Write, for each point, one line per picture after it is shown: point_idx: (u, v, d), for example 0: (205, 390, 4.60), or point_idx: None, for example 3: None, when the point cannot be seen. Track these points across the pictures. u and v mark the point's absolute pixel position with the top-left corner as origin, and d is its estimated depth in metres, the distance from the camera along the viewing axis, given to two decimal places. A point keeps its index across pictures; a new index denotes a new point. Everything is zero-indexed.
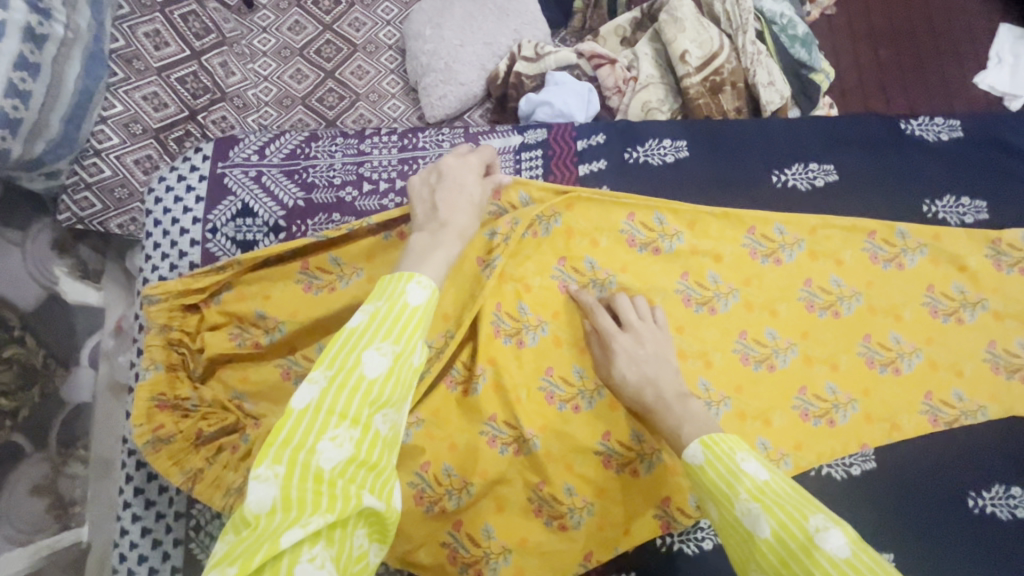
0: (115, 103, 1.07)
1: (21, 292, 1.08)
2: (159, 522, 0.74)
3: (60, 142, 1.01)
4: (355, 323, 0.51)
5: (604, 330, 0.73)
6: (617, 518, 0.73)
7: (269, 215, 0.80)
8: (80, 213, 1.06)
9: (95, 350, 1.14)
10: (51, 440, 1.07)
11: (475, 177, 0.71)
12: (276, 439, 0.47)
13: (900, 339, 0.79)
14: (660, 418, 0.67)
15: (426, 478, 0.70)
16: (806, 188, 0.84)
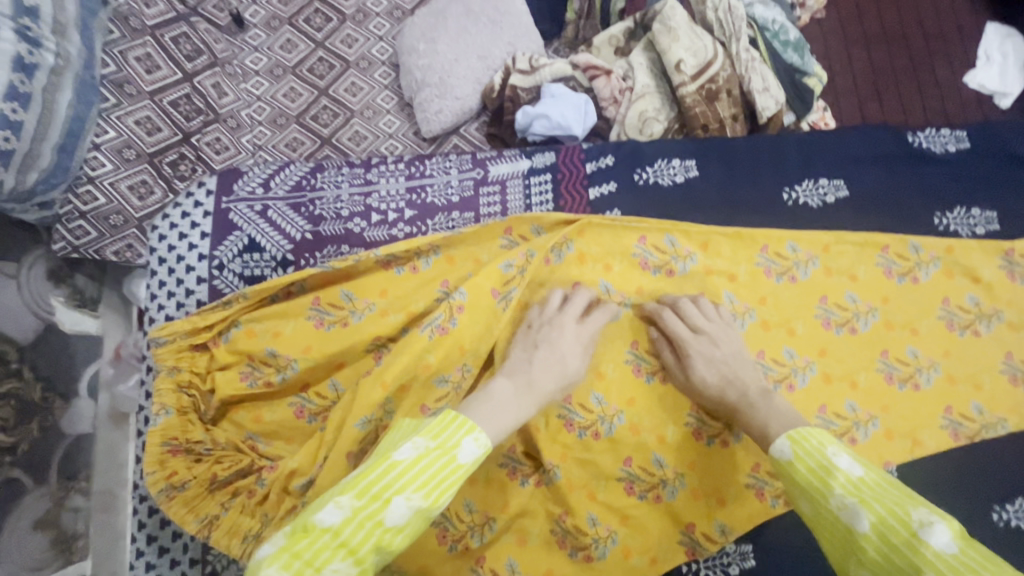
0: (107, 129, 1.06)
1: (19, 325, 1.04)
2: (173, 569, 0.72)
3: (53, 172, 0.99)
4: (400, 458, 0.49)
5: (675, 336, 0.73)
6: (642, 547, 0.72)
7: (277, 250, 0.79)
8: (75, 241, 1.04)
9: (95, 380, 1.15)
10: (51, 474, 1.05)
11: (581, 352, 0.70)
12: (289, 548, 0.45)
13: (918, 353, 0.78)
14: (746, 418, 0.67)
15: (448, 516, 0.69)
16: (818, 206, 0.83)
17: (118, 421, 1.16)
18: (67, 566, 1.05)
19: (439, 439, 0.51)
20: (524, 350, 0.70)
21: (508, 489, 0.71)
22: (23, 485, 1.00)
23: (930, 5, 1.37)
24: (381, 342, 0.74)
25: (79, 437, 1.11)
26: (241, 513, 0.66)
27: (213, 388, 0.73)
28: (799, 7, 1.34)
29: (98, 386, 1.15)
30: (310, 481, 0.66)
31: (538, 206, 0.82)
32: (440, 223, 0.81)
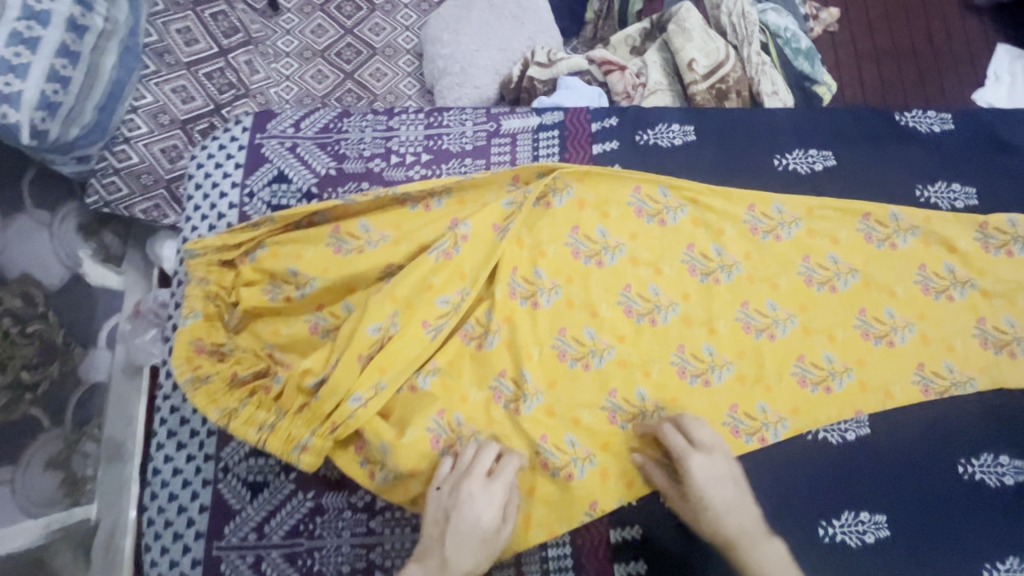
0: (146, 94, 1.16)
1: (48, 271, 1.12)
2: (188, 463, 0.77)
3: (94, 129, 1.07)
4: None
5: (679, 449, 0.73)
6: (620, 470, 0.78)
7: (303, 182, 0.86)
8: (108, 196, 1.13)
9: (112, 333, 1.26)
10: (66, 416, 1.13)
11: (489, 504, 0.67)
12: None
13: (894, 314, 0.83)
14: (747, 556, 0.67)
15: (441, 424, 0.75)
16: (806, 172, 0.89)
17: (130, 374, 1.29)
18: (74, 507, 1.13)
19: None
20: (434, 524, 0.67)
21: (492, 410, 0.78)
22: (39, 424, 1.06)
23: (942, 25, 1.42)
24: (392, 269, 0.81)
25: (93, 385, 1.20)
26: (257, 408, 0.73)
27: (236, 301, 0.80)
28: (812, 19, 1.41)
29: (114, 338, 1.26)
30: (323, 380, 0.74)
31: (544, 157, 0.88)
32: (453, 167, 0.87)
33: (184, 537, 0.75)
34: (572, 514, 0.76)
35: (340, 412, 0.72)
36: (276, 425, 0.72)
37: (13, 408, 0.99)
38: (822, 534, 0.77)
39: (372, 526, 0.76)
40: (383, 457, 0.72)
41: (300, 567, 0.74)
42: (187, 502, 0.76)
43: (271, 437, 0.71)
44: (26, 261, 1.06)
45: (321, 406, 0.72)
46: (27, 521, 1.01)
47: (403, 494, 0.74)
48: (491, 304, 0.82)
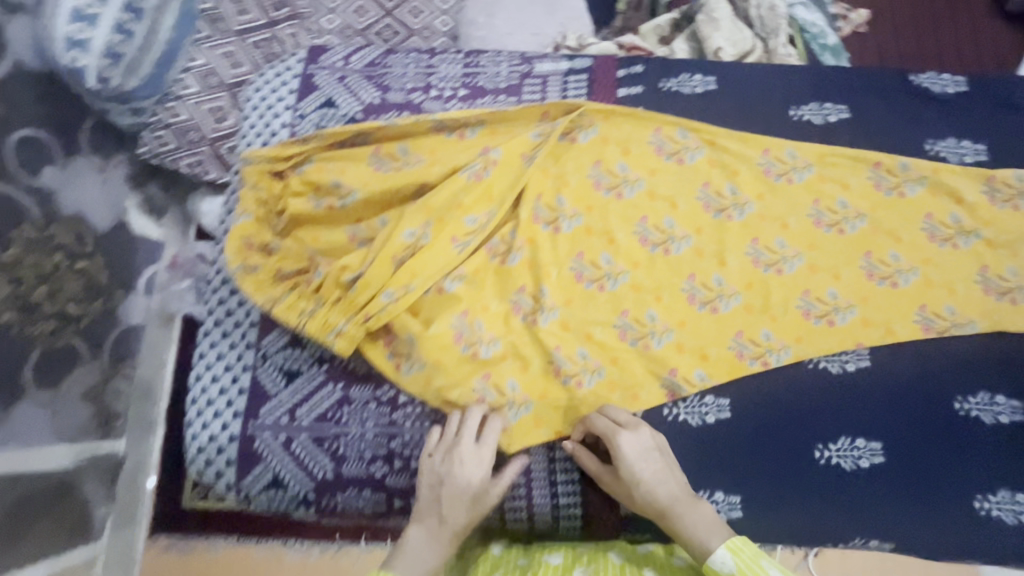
0: (198, 56, 1.26)
1: (97, 211, 1.22)
2: (231, 350, 0.84)
3: (149, 82, 1.19)
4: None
5: (606, 431, 0.77)
6: (628, 383, 0.83)
7: (349, 108, 0.93)
8: (157, 148, 1.26)
9: (150, 280, 1.37)
10: (103, 351, 1.25)
11: (481, 465, 0.75)
12: None
13: (898, 257, 0.87)
14: (680, 520, 0.72)
15: (464, 324, 0.81)
16: (820, 123, 0.93)
17: (164, 322, 1.41)
18: (102, 440, 1.28)
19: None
20: (429, 488, 0.75)
21: (511, 320, 0.84)
22: (79, 353, 1.19)
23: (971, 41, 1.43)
24: (426, 188, 0.88)
25: (130, 327, 1.33)
26: (298, 297, 0.82)
27: (280, 209, 0.87)
28: (842, 19, 1.43)
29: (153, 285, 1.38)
30: (358, 277, 0.81)
31: (573, 97, 0.94)
32: (488, 102, 0.94)
33: (223, 415, 0.82)
34: (579, 418, 0.81)
35: (373, 304, 0.79)
36: (315, 311, 0.80)
37: (59, 335, 1.13)
38: (818, 456, 0.81)
39: (394, 417, 0.82)
40: (409, 348, 0.80)
41: (327, 448, 0.80)
42: (227, 385, 0.83)
43: (310, 321, 0.80)
44: (77, 201, 1.18)
45: (356, 297, 0.79)
46: (59, 444, 1.16)
47: (424, 384, 0.80)
48: (515, 225, 0.88)
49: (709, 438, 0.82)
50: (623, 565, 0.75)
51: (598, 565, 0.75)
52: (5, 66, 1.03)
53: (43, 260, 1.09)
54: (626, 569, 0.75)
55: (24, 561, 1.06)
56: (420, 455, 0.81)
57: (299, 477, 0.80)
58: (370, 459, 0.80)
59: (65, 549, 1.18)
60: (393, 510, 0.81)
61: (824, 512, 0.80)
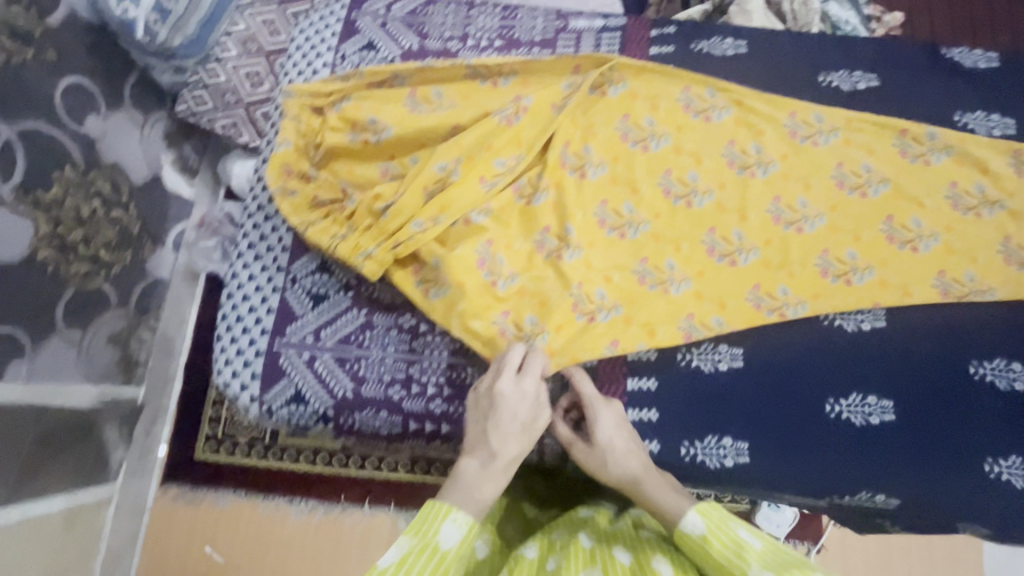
0: (240, 22, 1.35)
1: (135, 166, 1.27)
2: (262, 272, 0.87)
3: (194, 42, 1.26)
4: (447, 547, 0.62)
5: (587, 398, 0.79)
6: (643, 325, 0.84)
7: (388, 53, 0.96)
8: (195, 107, 1.33)
9: (179, 237, 1.41)
10: (130, 300, 1.28)
11: (527, 396, 0.74)
12: None
13: (920, 223, 0.88)
14: (651, 487, 0.73)
15: (488, 253, 0.84)
16: (848, 90, 0.94)
17: (189, 280, 1.45)
18: (125, 385, 1.31)
19: (422, 537, 0.62)
20: (475, 422, 0.74)
21: (534, 260, 0.86)
22: (107, 299, 1.21)
23: None
24: (458, 129, 0.90)
25: (157, 280, 1.37)
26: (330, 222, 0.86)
27: (316, 141, 0.91)
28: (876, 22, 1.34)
29: (181, 243, 1.42)
30: (390, 204, 0.84)
31: (605, 51, 0.96)
32: (523, 53, 0.96)
33: (251, 332, 0.85)
34: (592, 353, 0.82)
35: (402, 232, 0.82)
36: (347, 235, 0.83)
37: (90, 279, 1.16)
38: (828, 410, 0.82)
39: (414, 345, 0.84)
40: (435, 276, 0.83)
41: (348, 369, 0.83)
42: (257, 304, 0.86)
43: (342, 244, 0.83)
44: (116, 152, 1.21)
45: (388, 223, 0.83)
46: (87, 386, 1.19)
47: (446, 310, 0.82)
48: (542, 169, 0.90)
49: (723, 386, 0.83)
50: (594, 548, 0.70)
51: (569, 549, 0.70)
52: (61, 13, 1.08)
53: (80, 204, 1.12)
54: (597, 552, 0.69)
55: (37, 494, 1.09)
56: (437, 381, 0.83)
57: (319, 395, 0.82)
58: (389, 382, 0.83)
59: (85, 484, 1.22)
60: (409, 433, 0.83)
61: (833, 467, 0.80)
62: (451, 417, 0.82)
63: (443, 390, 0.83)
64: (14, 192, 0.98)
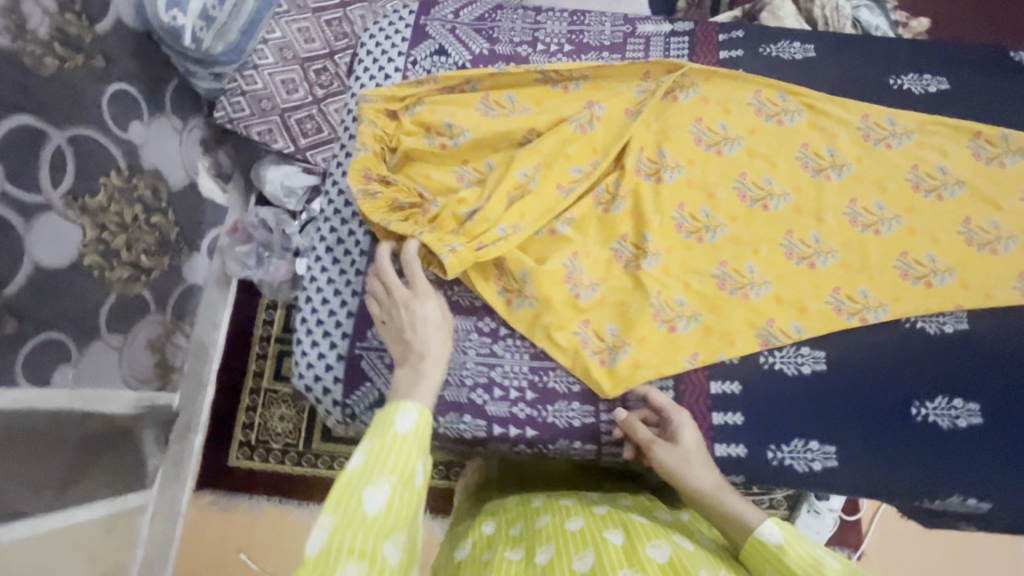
0: (276, 29, 1.38)
1: (173, 172, 1.27)
2: (341, 276, 0.88)
3: (233, 50, 1.29)
4: (406, 426, 0.57)
5: (666, 407, 0.78)
6: (724, 330, 0.84)
7: (459, 58, 0.97)
8: (232, 114, 1.35)
9: (213, 243, 1.41)
10: (167, 305, 1.28)
11: (424, 296, 0.76)
12: (344, 522, 0.50)
13: (998, 225, 0.87)
14: (728, 498, 0.68)
15: (575, 263, 0.86)
16: (920, 93, 0.95)
17: (221, 285, 1.45)
18: (161, 392, 1.29)
19: (379, 428, 0.58)
20: (398, 343, 0.74)
21: (612, 266, 0.87)
22: (146, 305, 1.21)
23: None
24: (532, 134, 0.91)
25: (193, 286, 1.36)
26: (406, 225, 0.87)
27: (390, 148, 0.92)
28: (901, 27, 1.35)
29: (214, 248, 1.42)
30: (475, 211, 0.85)
31: (675, 57, 0.97)
32: (593, 58, 0.97)
33: (332, 335, 0.86)
34: (675, 361, 0.82)
35: (487, 235, 0.82)
36: (428, 233, 0.83)
37: (130, 284, 1.16)
38: (915, 414, 0.82)
39: (495, 348, 0.84)
40: (522, 283, 0.83)
41: None
42: (337, 308, 0.87)
43: (428, 233, 0.82)
44: (156, 158, 1.21)
45: (473, 228, 0.83)
46: (124, 390, 1.17)
47: (531, 319, 0.84)
48: (619, 175, 0.90)
49: (808, 389, 0.83)
50: (582, 529, 0.66)
51: (560, 540, 0.65)
52: (108, 21, 1.09)
53: (123, 210, 1.12)
54: (584, 534, 0.65)
55: (81, 499, 1.08)
56: (519, 385, 0.83)
57: None
58: (471, 386, 0.83)
59: (122, 491, 1.20)
60: (493, 438, 0.83)
61: (919, 473, 0.80)
62: (535, 421, 0.82)
63: (526, 395, 0.83)
64: (63, 198, 0.99)
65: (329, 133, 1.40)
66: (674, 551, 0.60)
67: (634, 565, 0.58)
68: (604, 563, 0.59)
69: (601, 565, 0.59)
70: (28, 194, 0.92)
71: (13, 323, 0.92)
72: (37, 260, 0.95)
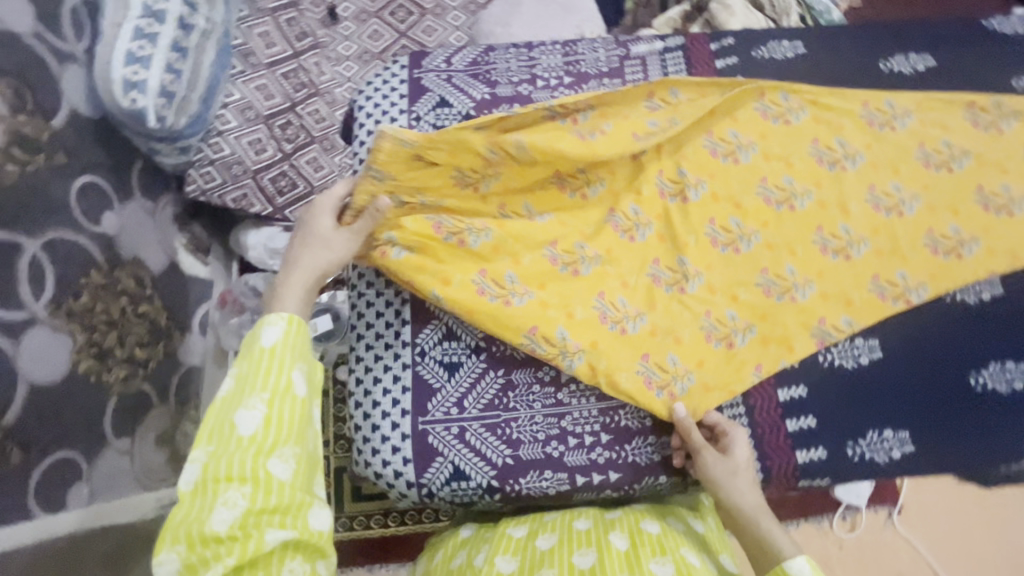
0: (234, 91, 1.30)
1: (153, 256, 1.20)
2: (387, 351, 0.86)
3: (196, 120, 1.21)
4: (269, 345, 0.68)
5: (723, 423, 0.81)
6: (780, 336, 0.85)
7: (462, 106, 0.95)
8: (204, 185, 1.26)
9: (204, 320, 1.34)
10: (170, 395, 1.20)
11: (325, 214, 0.81)
12: (222, 446, 0.64)
13: (1009, 188, 0.91)
14: (766, 524, 0.74)
15: (606, 304, 0.85)
16: (910, 73, 0.98)
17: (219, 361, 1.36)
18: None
19: (248, 352, 0.69)
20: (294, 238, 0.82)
21: (656, 291, 0.86)
22: (149, 399, 1.14)
23: None
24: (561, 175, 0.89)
25: (191, 367, 1.29)
26: (425, 255, 0.84)
27: (419, 186, 0.85)
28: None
29: (206, 325, 1.34)
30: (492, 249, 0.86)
31: (675, 73, 0.98)
32: (595, 86, 0.97)
33: (391, 415, 0.83)
34: (740, 377, 0.83)
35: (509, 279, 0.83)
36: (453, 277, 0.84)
37: (130, 382, 1.08)
38: (974, 384, 0.84)
39: (560, 397, 0.83)
40: (563, 342, 0.82)
41: (501, 435, 0.82)
42: (390, 386, 0.84)
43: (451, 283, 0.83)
44: (134, 245, 1.14)
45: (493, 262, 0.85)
46: (142, 493, 1.10)
47: (589, 372, 0.82)
48: (635, 200, 0.90)
49: (867, 380, 0.84)
50: (588, 531, 0.78)
51: (566, 532, 0.78)
52: (63, 114, 0.98)
53: (110, 306, 1.04)
54: (589, 534, 0.77)
55: None
56: (592, 430, 0.82)
57: (480, 467, 0.81)
58: (544, 440, 0.82)
59: None
60: (578, 488, 0.81)
61: (991, 443, 0.82)
62: (616, 463, 0.82)
63: (601, 438, 0.82)
64: (47, 307, 0.91)
65: (305, 186, 1.32)
66: (676, 566, 0.71)
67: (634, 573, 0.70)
68: (605, 566, 0.71)
69: (601, 564, 0.72)
70: (11, 311, 0.84)
71: (18, 453, 0.83)
72: (31, 378, 0.87)
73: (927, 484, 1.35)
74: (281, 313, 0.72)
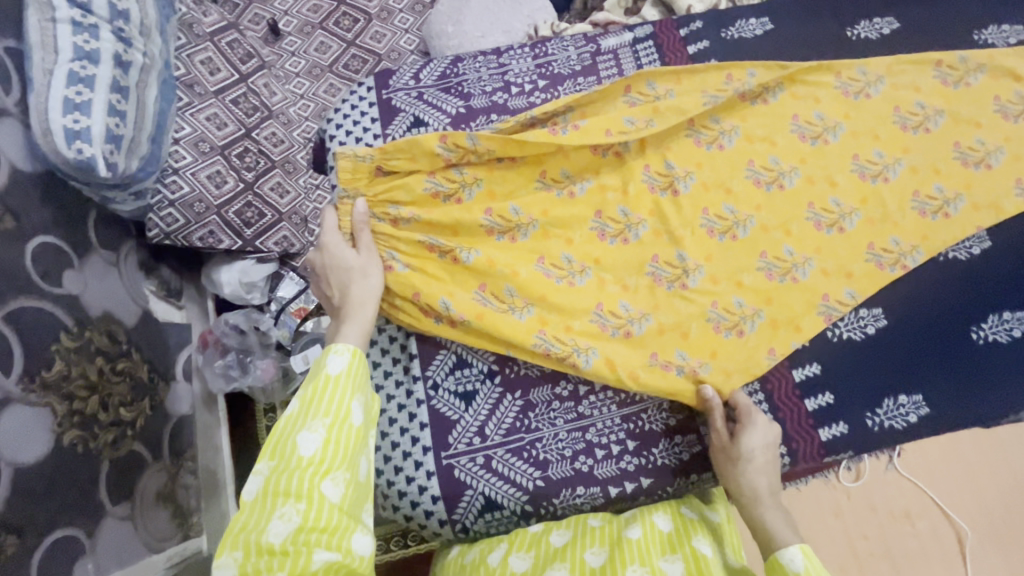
0: (184, 125, 1.20)
1: (125, 309, 1.13)
2: (399, 389, 0.85)
3: (149, 160, 1.09)
4: (335, 374, 0.69)
5: (743, 409, 0.80)
6: (789, 317, 0.85)
7: (438, 124, 0.92)
8: (167, 228, 1.17)
9: (188, 364, 1.29)
10: (163, 449, 1.14)
11: (343, 247, 0.82)
12: (282, 460, 0.63)
13: (983, 141, 0.92)
14: (766, 513, 0.75)
15: (605, 315, 0.84)
16: (877, 38, 0.99)
17: (210, 405, 1.32)
18: (187, 540, 1.17)
19: (314, 377, 0.69)
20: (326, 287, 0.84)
21: (657, 291, 0.86)
22: (143, 458, 1.08)
23: None
24: (546, 179, 0.88)
25: (182, 418, 1.23)
26: (420, 272, 0.83)
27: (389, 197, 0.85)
28: None
29: (191, 369, 1.29)
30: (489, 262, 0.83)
31: (648, 64, 0.97)
32: (570, 88, 0.94)
33: (413, 454, 0.82)
34: (755, 363, 0.83)
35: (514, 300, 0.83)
36: (455, 296, 0.82)
37: (119, 445, 1.02)
38: (976, 338, 0.86)
39: (582, 410, 0.83)
40: (574, 340, 0.82)
41: (528, 457, 0.81)
42: (407, 424, 0.83)
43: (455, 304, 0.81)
44: (103, 300, 1.07)
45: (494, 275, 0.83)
46: (149, 556, 1.05)
47: (606, 373, 0.81)
48: (623, 201, 0.88)
49: (877, 348, 0.86)
50: (601, 526, 0.79)
51: (579, 527, 0.79)
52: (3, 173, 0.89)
53: (86, 368, 0.97)
54: (601, 530, 0.78)
55: None
56: (618, 438, 0.82)
57: (509, 493, 0.80)
58: (572, 456, 0.81)
59: None
60: (611, 500, 0.81)
61: (1000, 394, 0.84)
62: (646, 468, 0.82)
63: (628, 445, 0.82)
64: (20, 383, 0.85)
65: (273, 215, 1.25)
66: (686, 565, 0.72)
67: (644, 566, 0.72)
68: (615, 563, 0.72)
69: (611, 561, 0.73)
70: None
71: (13, 540, 0.79)
72: (15, 461, 0.81)
73: (931, 438, 1.39)
74: (345, 342, 0.73)
